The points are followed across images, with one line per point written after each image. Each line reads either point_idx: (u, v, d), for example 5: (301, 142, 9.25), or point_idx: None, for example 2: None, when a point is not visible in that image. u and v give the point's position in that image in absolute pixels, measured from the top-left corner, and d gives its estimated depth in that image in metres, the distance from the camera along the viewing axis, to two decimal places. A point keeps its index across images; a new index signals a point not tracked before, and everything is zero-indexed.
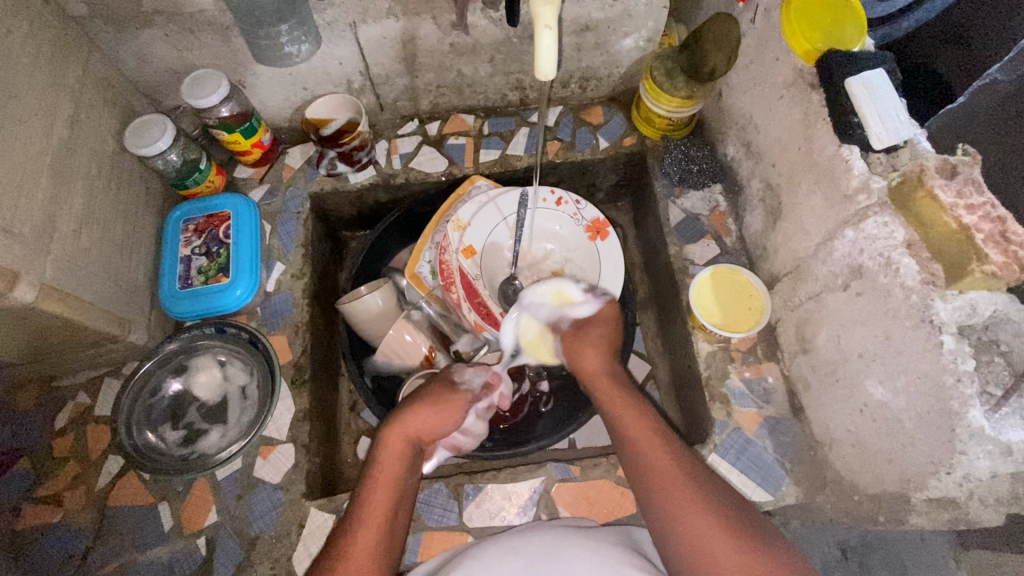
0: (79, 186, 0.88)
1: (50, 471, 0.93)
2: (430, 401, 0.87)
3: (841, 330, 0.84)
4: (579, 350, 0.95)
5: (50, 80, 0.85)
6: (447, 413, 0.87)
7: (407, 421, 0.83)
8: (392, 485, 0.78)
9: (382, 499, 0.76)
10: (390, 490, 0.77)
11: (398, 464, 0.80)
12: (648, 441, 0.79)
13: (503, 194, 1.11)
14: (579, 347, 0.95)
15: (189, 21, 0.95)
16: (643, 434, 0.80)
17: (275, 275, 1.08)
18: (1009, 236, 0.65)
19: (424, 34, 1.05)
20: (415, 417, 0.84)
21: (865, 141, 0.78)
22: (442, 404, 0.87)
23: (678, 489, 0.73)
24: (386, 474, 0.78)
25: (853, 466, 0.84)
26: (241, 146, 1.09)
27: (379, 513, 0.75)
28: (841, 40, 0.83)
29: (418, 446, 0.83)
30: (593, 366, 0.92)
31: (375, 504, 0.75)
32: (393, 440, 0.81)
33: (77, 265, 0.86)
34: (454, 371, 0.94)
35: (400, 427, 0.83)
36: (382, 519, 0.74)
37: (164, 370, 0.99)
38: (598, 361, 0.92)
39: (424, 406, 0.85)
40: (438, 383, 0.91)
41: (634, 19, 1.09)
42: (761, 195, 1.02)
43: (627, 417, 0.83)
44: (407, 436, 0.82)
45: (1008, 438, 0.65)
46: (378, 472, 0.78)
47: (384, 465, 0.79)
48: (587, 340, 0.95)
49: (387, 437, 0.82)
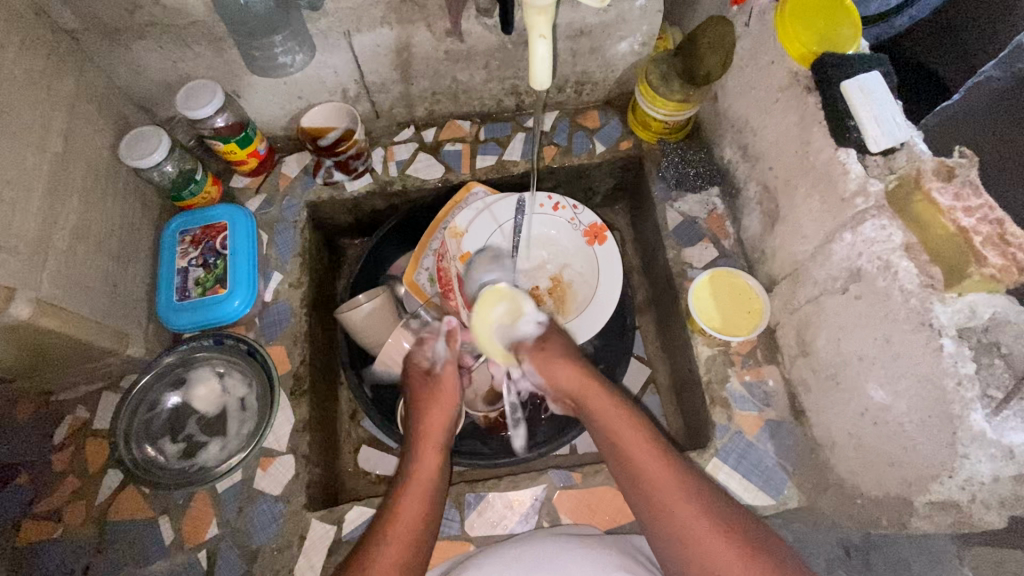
0: (74, 201, 0.88)
1: (49, 486, 0.93)
2: (432, 404, 0.87)
3: (841, 333, 0.84)
4: (551, 366, 0.87)
5: (43, 94, 0.85)
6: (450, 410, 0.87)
7: (430, 432, 0.84)
8: (426, 495, 0.78)
9: (416, 508, 0.76)
10: (422, 501, 0.77)
11: (430, 477, 0.80)
12: (643, 455, 0.76)
13: (500, 201, 1.10)
14: (547, 363, 0.87)
15: (183, 32, 0.95)
16: (634, 441, 0.78)
17: (273, 284, 1.08)
18: (1007, 237, 0.64)
19: (419, 41, 1.04)
20: (432, 425, 0.85)
21: (861, 144, 0.78)
22: (451, 403, 0.88)
23: (675, 501, 0.72)
24: (420, 485, 0.79)
25: (854, 469, 0.84)
26: (237, 155, 1.09)
27: (412, 520, 0.74)
28: (836, 41, 0.83)
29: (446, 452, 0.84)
30: (569, 382, 0.86)
31: (407, 512, 0.75)
32: (426, 455, 0.82)
33: (73, 280, 0.86)
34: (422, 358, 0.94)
35: (427, 438, 0.84)
36: (415, 528, 0.74)
37: (163, 384, 0.99)
38: (574, 375, 0.85)
39: (438, 411, 0.86)
40: (421, 383, 0.91)
41: (629, 23, 1.09)
42: (759, 198, 1.01)
43: (625, 433, 0.79)
44: (434, 445, 0.83)
45: (1010, 440, 0.64)
46: (411, 481, 0.79)
47: (417, 477, 0.79)
48: (556, 356, 0.88)
49: (419, 452, 0.82)
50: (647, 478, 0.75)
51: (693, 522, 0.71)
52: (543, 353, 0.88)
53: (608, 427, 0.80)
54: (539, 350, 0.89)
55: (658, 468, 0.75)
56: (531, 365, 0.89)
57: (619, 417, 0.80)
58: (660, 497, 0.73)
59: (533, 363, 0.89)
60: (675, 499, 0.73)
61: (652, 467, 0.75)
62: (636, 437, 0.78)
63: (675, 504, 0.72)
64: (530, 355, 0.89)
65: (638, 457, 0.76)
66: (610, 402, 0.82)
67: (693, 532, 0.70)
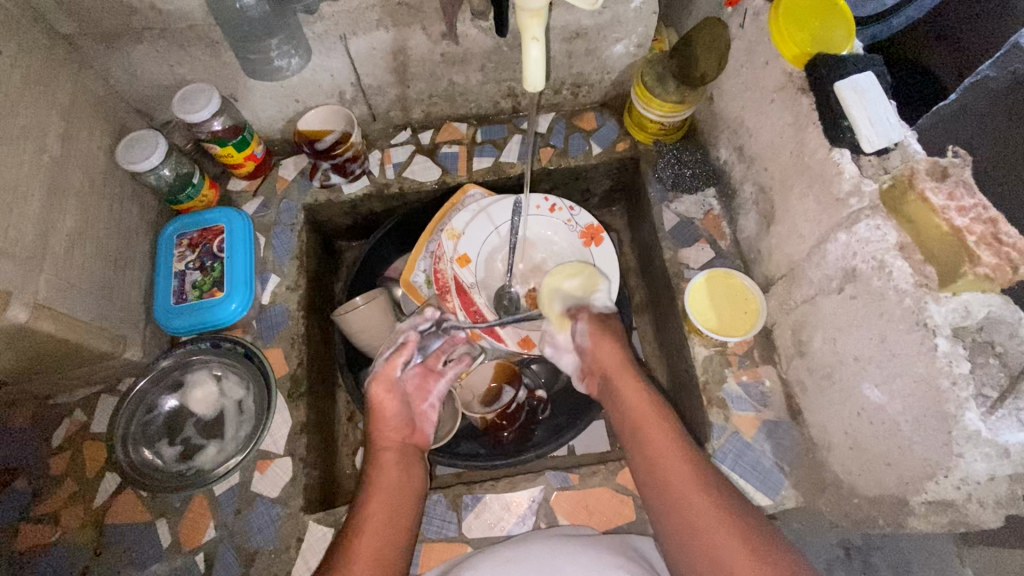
0: (71, 205, 0.88)
1: (47, 490, 0.93)
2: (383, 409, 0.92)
3: (837, 333, 0.84)
4: (600, 342, 0.94)
5: (40, 98, 0.85)
6: (400, 412, 0.92)
7: (381, 435, 0.90)
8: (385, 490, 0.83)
9: (379, 506, 0.81)
10: (383, 496, 0.82)
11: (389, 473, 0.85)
12: (662, 446, 0.80)
13: (497, 202, 1.10)
14: (601, 336, 0.95)
15: (179, 36, 0.95)
16: (657, 429, 0.82)
17: (270, 287, 1.08)
18: (1001, 236, 0.65)
19: (415, 44, 1.05)
20: (382, 429, 0.90)
21: (855, 144, 0.78)
22: (391, 406, 0.91)
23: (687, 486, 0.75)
24: (380, 485, 0.83)
25: (851, 469, 0.84)
26: (234, 159, 1.09)
27: (376, 515, 0.79)
28: (829, 42, 0.83)
29: (403, 448, 0.90)
30: (610, 360, 0.93)
31: (371, 509, 0.80)
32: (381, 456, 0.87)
33: (70, 284, 0.86)
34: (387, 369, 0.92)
35: (379, 442, 0.89)
36: (380, 522, 0.79)
37: (160, 387, 0.99)
38: (617, 356, 0.92)
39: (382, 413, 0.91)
40: (372, 394, 0.95)
41: (624, 25, 1.09)
42: (755, 199, 1.02)
43: (647, 424, 0.83)
44: (387, 446, 0.89)
45: (1005, 440, 0.64)
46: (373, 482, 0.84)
47: (376, 478, 0.84)
48: (610, 334, 0.95)
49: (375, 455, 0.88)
50: (665, 468, 0.78)
51: (702, 509, 0.73)
52: (601, 326, 0.96)
53: (634, 413, 0.86)
54: (600, 320, 0.97)
55: (674, 455, 0.78)
56: (585, 329, 0.96)
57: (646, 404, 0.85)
58: (673, 481, 0.76)
59: (589, 328, 0.96)
60: (689, 487, 0.75)
61: (670, 458, 0.78)
62: (658, 423, 0.82)
63: (686, 488, 0.75)
64: (588, 320, 0.97)
65: (661, 448, 0.79)
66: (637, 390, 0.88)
67: (701, 516, 0.72)
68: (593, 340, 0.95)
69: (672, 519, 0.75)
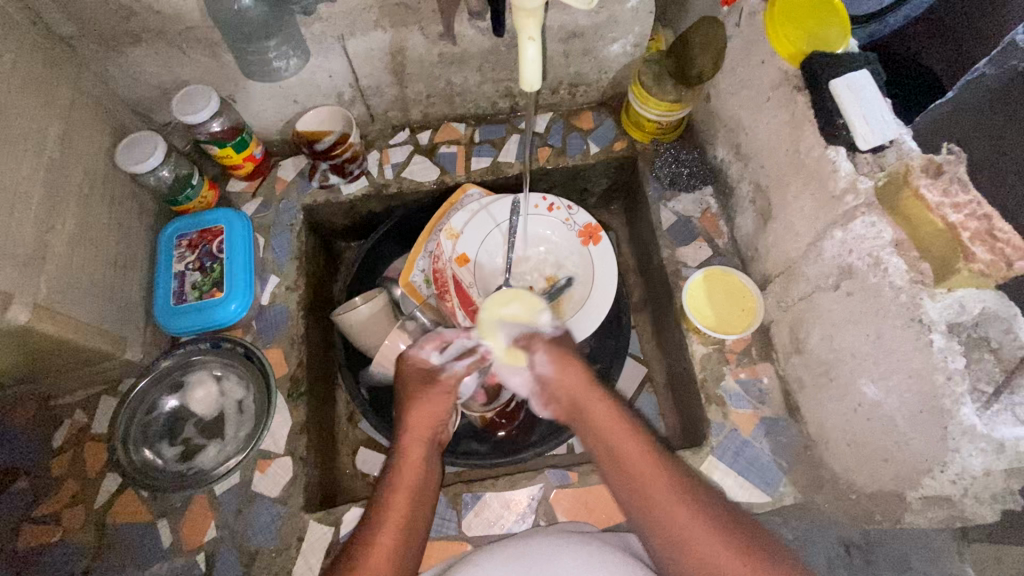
0: (71, 206, 0.89)
1: (48, 490, 0.93)
2: (421, 398, 0.84)
3: (834, 330, 0.84)
4: (563, 369, 0.84)
5: (40, 100, 0.86)
6: (440, 405, 0.84)
7: (414, 426, 0.82)
8: (410, 488, 0.76)
9: (402, 506, 0.74)
10: (408, 501, 0.75)
11: (416, 473, 0.78)
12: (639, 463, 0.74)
13: (495, 202, 1.11)
14: (564, 361, 0.85)
15: (178, 38, 0.96)
16: (629, 440, 0.76)
17: (269, 288, 1.08)
18: (996, 233, 0.65)
19: (413, 45, 1.05)
20: (417, 420, 0.82)
21: (851, 142, 0.78)
22: (434, 400, 0.83)
23: (667, 503, 0.71)
24: (405, 484, 0.77)
25: (848, 465, 0.85)
26: (233, 160, 1.09)
27: (399, 518, 0.73)
28: (825, 40, 0.84)
29: (433, 442, 0.82)
30: (573, 383, 0.82)
31: (393, 512, 0.74)
32: (411, 449, 0.80)
33: (71, 285, 0.86)
34: (422, 360, 0.88)
35: (410, 432, 0.81)
36: (401, 522, 0.73)
37: (161, 388, 1.00)
38: (584, 377, 0.83)
39: (420, 404, 0.83)
40: (415, 377, 0.86)
41: (621, 25, 1.09)
42: (752, 197, 1.02)
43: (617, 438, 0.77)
44: (419, 439, 0.81)
45: (1000, 434, 0.65)
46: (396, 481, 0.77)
47: (401, 476, 0.77)
48: (576, 359, 0.85)
49: (406, 446, 0.80)
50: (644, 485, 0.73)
51: (685, 524, 0.69)
52: (562, 348, 0.86)
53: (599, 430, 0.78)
54: (557, 342, 0.86)
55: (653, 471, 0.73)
56: (547, 356, 0.85)
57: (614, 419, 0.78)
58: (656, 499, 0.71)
59: (549, 356, 0.85)
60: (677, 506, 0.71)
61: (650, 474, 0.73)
62: (631, 437, 0.76)
63: (668, 505, 0.71)
64: (545, 348, 0.86)
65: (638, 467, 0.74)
66: (606, 406, 0.80)
67: (688, 535, 0.69)
68: (555, 365, 0.84)
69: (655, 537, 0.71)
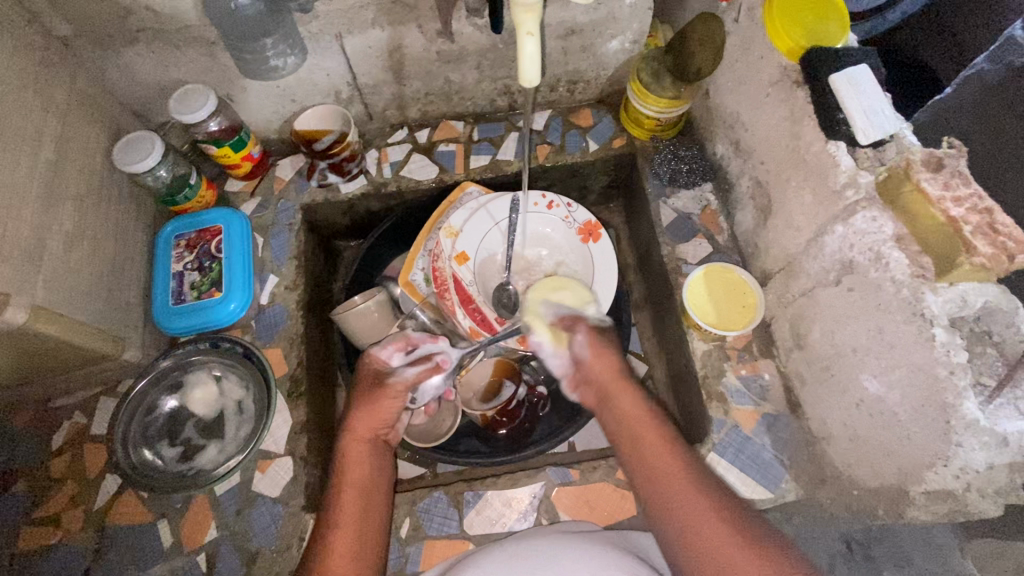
0: (69, 206, 0.88)
1: (48, 491, 0.93)
2: (364, 398, 0.83)
3: (835, 325, 0.84)
4: (600, 349, 0.86)
5: (37, 100, 0.85)
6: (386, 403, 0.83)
7: (359, 427, 0.81)
8: (354, 489, 0.76)
9: (352, 512, 0.74)
10: (359, 498, 0.75)
11: (365, 471, 0.78)
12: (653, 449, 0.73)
13: (495, 200, 1.10)
14: (599, 346, 0.86)
15: (175, 37, 0.95)
16: (649, 433, 0.75)
17: (269, 287, 1.08)
18: (997, 226, 0.65)
19: (410, 43, 1.05)
20: (361, 420, 0.81)
21: (851, 136, 0.78)
22: (381, 400, 0.82)
23: (681, 485, 0.69)
24: (354, 483, 0.77)
25: (850, 460, 0.85)
26: (231, 159, 1.09)
27: (352, 516, 0.74)
28: (823, 35, 0.83)
29: (378, 441, 0.82)
30: (604, 370, 0.83)
31: (346, 510, 0.74)
32: (354, 449, 0.79)
33: (69, 285, 0.86)
34: (381, 361, 0.87)
35: (354, 433, 0.81)
36: (346, 527, 0.73)
37: (160, 388, 0.99)
38: (617, 366, 0.84)
39: (365, 407, 0.82)
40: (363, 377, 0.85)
41: (619, 21, 1.09)
42: (752, 193, 1.02)
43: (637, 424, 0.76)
44: (365, 442, 0.80)
45: (1004, 428, 0.65)
46: (345, 480, 0.77)
47: (351, 475, 0.77)
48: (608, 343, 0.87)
49: (349, 446, 0.80)
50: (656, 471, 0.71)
51: (697, 510, 0.67)
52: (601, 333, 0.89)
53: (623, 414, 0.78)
54: (599, 330, 0.89)
55: (666, 455, 0.72)
56: (585, 334, 0.88)
57: (635, 406, 0.78)
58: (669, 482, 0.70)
59: (588, 338, 0.88)
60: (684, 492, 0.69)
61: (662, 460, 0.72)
62: (652, 429, 0.75)
63: (677, 485, 0.69)
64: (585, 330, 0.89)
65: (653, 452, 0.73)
66: (634, 401, 0.79)
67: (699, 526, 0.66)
68: (592, 348, 0.86)
69: (663, 521, 0.69)
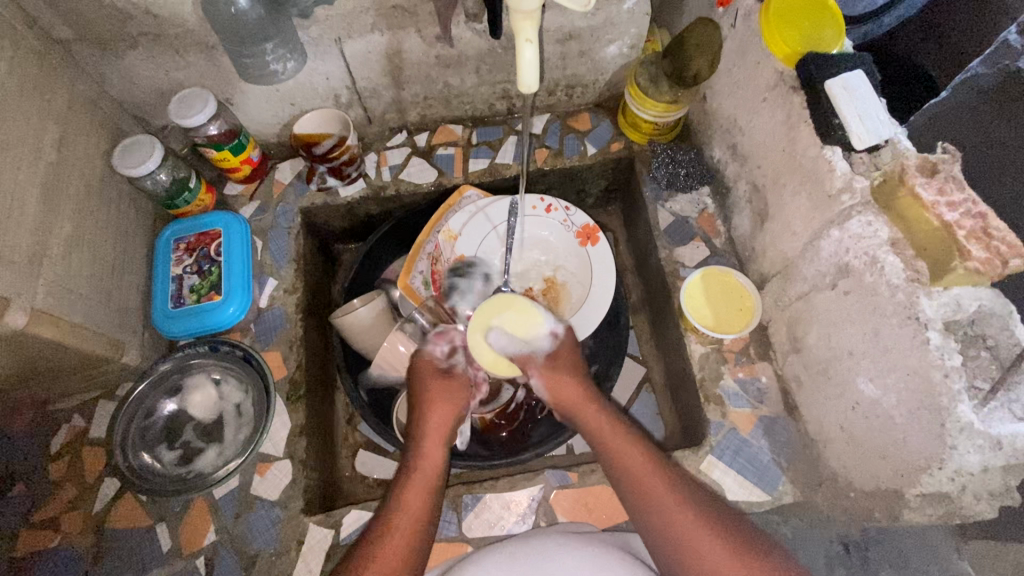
0: (68, 210, 0.89)
1: (46, 495, 0.93)
2: (441, 402, 0.89)
3: (832, 328, 0.85)
4: (559, 385, 0.89)
5: (37, 104, 0.86)
6: (457, 408, 0.89)
7: (433, 428, 0.86)
8: (427, 489, 0.79)
9: (418, 504, 0.78)
10: (426, 494, 0.79)
11: (433, 470, 0.82)
12: (644, 470, 0.77)
13: (492, 204, 1.11)
14: (556, 379, 0.89)
15: (175, 41, 0.96)
16: (639, 458, 0.79)
17: (268, 290, 1.08)
18: (990, 231, 0.66)
19: (410, 47, 1.05)
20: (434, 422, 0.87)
21: (846, 142, 0.79)
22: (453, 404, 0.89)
23: (666, 499, 0.74)
24: (422, 479, 0.81)
25: (847, 463, 0.85)
26: (230, 163, 1.09)
27: (416, 510, 0.77)
28: (821, 41, 0.84)
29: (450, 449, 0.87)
30: (571, 397, 0.88)
31: (411, 503, 0.77)
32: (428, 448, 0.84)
33: (68, 289, 0.86)
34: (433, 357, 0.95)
35: (431, 435, 0.86)
36: (417, 523, 0.76)
37: (159, 392, 1.00)
38: (578, 392, 0.88)
39: (441, 409, 0.88)
40: (433, 380, 0.92)
41: (617, 26, 1.10)
42: (749, 197, 1.02)
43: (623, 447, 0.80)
44: (439, 442, 0.85)
45: (997, 431, 0.66)
46: (415, 476, 0.81)
47: (421, 471, 0.81)
48: (566, 370, 0.90)
49: (423, 445, 0.85)
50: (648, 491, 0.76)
51: (692, 531, 0.71)
52: (553, 367, 0.91)
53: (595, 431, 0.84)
54: (552, 364, 0.91)
55: (658, 478, 0.76)
56: (539, 377, 0.90)
57: (605, 423, 0.84)
58: (663, 507, 0.74)
59: (543, 376, 0.90)
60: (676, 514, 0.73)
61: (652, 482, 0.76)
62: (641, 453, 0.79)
63: (661, 497, 0.75)
64: (538, 370, 0.90)
65: (645, 477, 0.77)
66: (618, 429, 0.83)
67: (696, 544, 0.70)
68: (550, 385, 0.90)
69: (656, 536, 0.73)
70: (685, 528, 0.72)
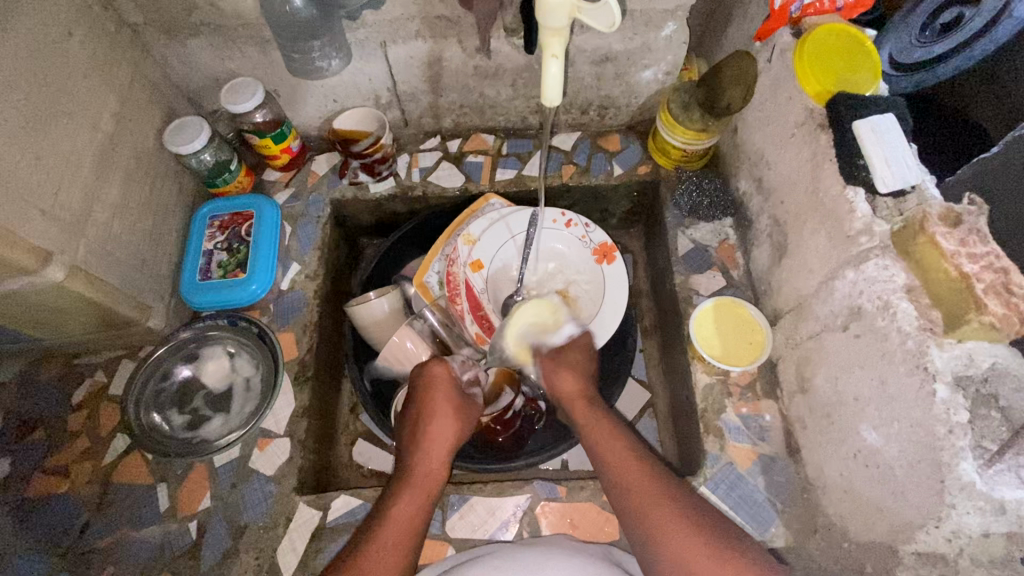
0: (118, 179, 0.95)
1: (62, 443, 0.98)
2: (447, 413, 0.89)
3: (838, 372, 0.83)
4: (558, 374, 0.96)
5: (102, 79, 0.93)
6: (460, 421, 0.90)
7: (435, 438, 0.86)
8: (421, 501, 0.80)
9: (408, 513, 0.78)
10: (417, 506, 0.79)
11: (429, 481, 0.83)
12: (633, 477, 0.78)
13: (514, 213, 1.13)
14: (559, 372, 0.96)
15: (234, 33, 1.02)
16: (631, 470, 0.79)
17: (290, 274, 1.12)
18: (1012, 287, 0.65)
19: (450, 56, 1.09)
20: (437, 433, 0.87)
21: (870, 184, 0.78)
22: (456, 417, 0.89)
23: (665, 514, 0.73)
24: (417, 490, 0.81)
25: (844, 512, 0.82)
26: (271, 150, 1.15)
27: (405, 521, 0.77)
28: (857, 83, 0.86)
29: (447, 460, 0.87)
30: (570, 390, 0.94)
31: (401, 512, 0.78)
32: (427, 458, 0.85)
33: (107, 252, 0.92)
34: (447, 369, 0.93)
35: (431, 443, 0.86)
36: (407, 531, 0.76)
37: (176, 357, 1.04)
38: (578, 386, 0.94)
39: (444, 419, 0.88)
40: (443, 391, 0.91)
41: (654, 52, 1.12)
42: (769, 231, 1.02)
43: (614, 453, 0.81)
44: (438, 454, 0.86)
45: (1001, 495, 0.63)
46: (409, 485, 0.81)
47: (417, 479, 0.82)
48: (566, 364, 0.97)
49: (421, 453, 0.85)
50: (636, 501, 0.76)
51: (688, 544, 0.69)
52: (558, 360, 0.98)
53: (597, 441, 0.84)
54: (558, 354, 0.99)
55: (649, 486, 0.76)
56: (545, 367, 0.98)
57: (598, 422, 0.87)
58: (652, 517, 0.73)
59: (547, 364, 0.98)
60: (669, 526, 0.72)
61: (642, 487, 0.76)
62: (639, 466, 0.79)
63: (654, 508, 0.74)
64: (545, 360, 0.99)
65: (632, 483, 0.77)
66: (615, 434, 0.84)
67: (693, 551, 0.69)
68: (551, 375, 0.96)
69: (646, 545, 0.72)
70: (676, 538, 0.70)
